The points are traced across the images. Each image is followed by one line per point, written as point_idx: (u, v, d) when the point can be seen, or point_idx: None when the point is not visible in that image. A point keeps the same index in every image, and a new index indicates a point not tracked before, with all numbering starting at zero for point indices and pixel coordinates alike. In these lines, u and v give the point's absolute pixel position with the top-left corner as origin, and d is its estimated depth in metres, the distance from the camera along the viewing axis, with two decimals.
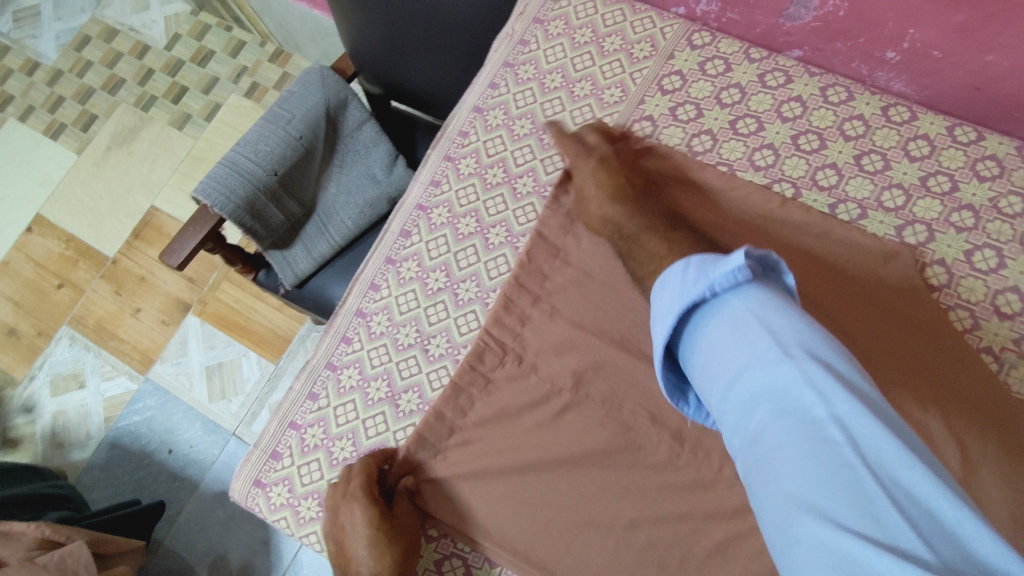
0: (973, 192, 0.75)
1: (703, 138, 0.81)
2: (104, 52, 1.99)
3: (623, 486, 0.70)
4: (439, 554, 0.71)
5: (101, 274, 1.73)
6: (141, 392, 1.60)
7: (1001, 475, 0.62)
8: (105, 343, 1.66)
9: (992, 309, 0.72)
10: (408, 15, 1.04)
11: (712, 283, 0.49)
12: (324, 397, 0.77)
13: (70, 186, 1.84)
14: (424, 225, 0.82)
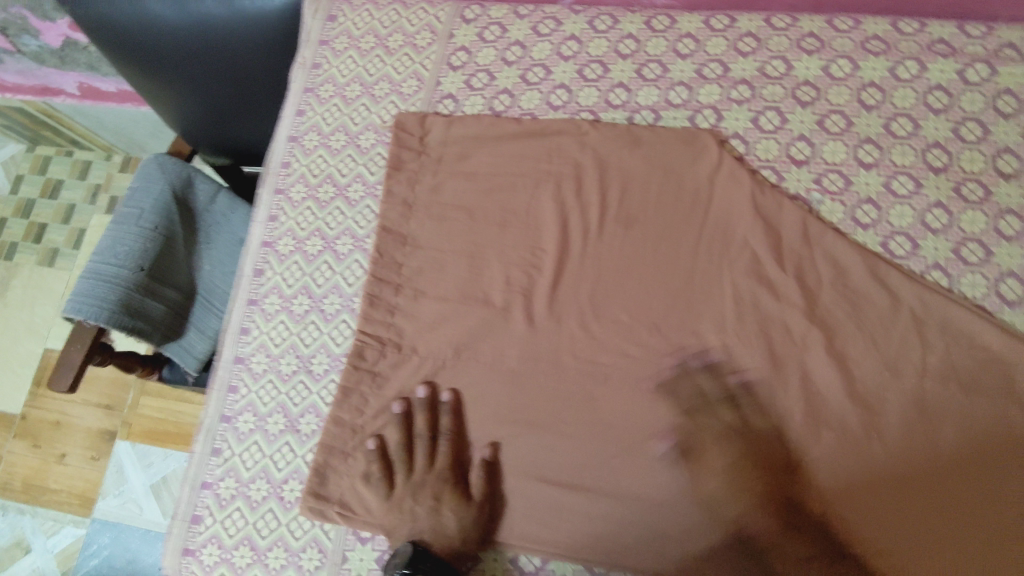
0: (742, 67, 0.82)
1: (502, 98, 0.86)
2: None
3: (529, 422, 0.75)
4: (378, 550, 0.73)
5: (13, 433, 1.66)
6: (91, 534, 1.54)
7: (846, 310, 0.74)
8: (38, 499, 1.59)
9: (788, 160, 0.79)
10: (212, 77, 1.06)
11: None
12: (227, 449, 0.78)
13: None
14: (274, 259, 0.84)
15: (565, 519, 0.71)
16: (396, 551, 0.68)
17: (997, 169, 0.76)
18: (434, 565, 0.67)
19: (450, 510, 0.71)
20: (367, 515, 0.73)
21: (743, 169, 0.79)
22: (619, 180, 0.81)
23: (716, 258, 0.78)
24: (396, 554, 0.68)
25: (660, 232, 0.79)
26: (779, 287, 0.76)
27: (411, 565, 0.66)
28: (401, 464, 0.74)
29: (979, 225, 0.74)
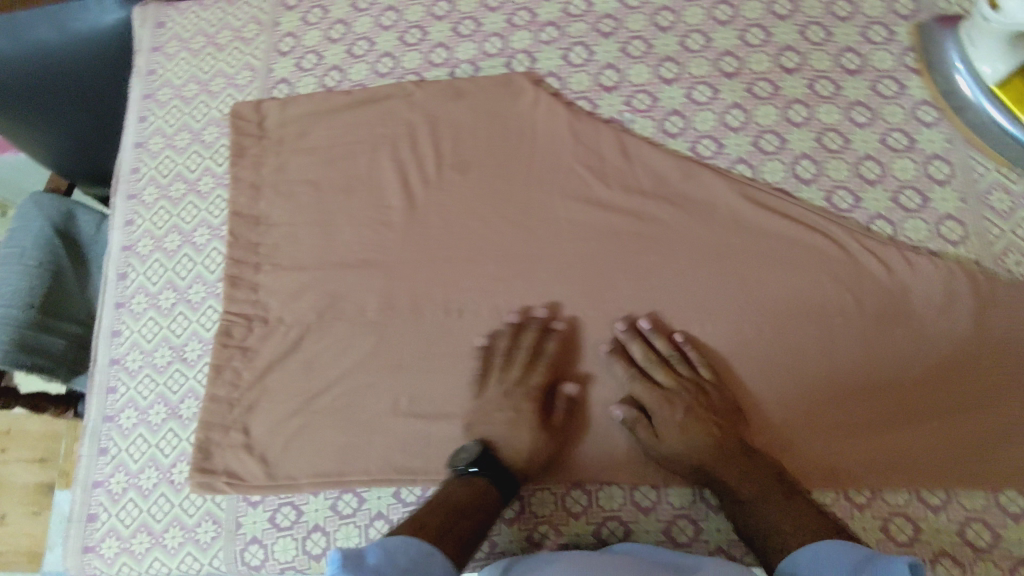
0: (548, 11, 0.89)
1: (332, 74, 0.90)
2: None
3: (394, 365, 0.79)
4: (269, 511, 0.77)
5: None
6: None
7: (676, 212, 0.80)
8: None
9: (600, 87, 0.85)
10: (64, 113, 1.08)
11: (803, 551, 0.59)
12: (113, 446, 0.80)
13: None
14: (135, 260, 0.87)
15: (435, 450, 0.76)
16: (465, 448, 0.71)
17: (781, 65, 0.83)
18: (489, 473, 0.69)
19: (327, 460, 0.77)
20: (253, 478, 0.77)
21: (559, 101, 0.84)
22: (449, 131, 0.85)
23: (547, 186, 0.82)
24: (465, 450, 0.71)
25: (495, 169, 0.84)
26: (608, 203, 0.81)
27: (474, 462, 0.69)
28: (277, 422, 0.79)
29: (772, 118, 0.82)
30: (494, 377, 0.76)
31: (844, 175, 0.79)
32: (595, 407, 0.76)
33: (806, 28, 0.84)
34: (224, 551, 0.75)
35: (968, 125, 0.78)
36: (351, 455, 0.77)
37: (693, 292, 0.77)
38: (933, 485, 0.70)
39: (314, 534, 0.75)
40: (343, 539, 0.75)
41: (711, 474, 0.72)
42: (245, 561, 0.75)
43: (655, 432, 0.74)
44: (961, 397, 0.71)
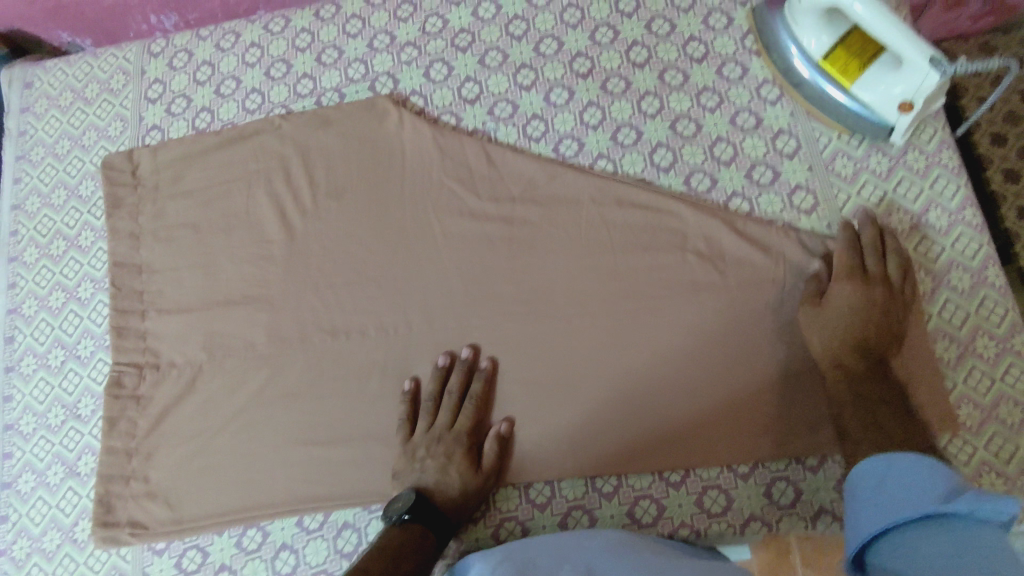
0: (406, 32, 0.91)
1: (202, 116, 0.92)
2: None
3: (285, 396, 0.79)
4: (176, 557, 0.76)
5: None
6: None
7: (544, 211, 0.82)
8: None
9: (462, 100, 0.88)
10: None
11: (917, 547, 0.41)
12: (12, 513, 0.79)
13: None
14: (21, 323, 0.87)
15: (336, 474, 0.76)
16: (398, 497, 0.69)
17: (631, 61, 0.86)
18: (428, 515, 0.68)
19: (229, 495, 0.76)
20: (153, 526, 0.76)
21: (423, 118, 0.87)
22: (321, 160, 0.87)
23: (420, 201, 0.84)
24: (398, 499, 0.69)
25: (368, 191, 0.86)
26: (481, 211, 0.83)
27: (409, 510, 0.67)
28: (180, 468, 0.78)
29: (628, 112, 0.84)
30: (421, 429, 0.75)
31: (701, 159, 0.82)
32: (481, 413, 0.76)
33: (651, 23, 0.87)
34: None
35: (807, 99, 0.80)
36: (242, 493, 0.76)
37: (567, 288, 0.79)
38: (825, 449, 0.71)
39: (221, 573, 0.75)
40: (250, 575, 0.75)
41: (619, 463, 0.74)
42: None
43: (561, 429, 0.75)
44: None
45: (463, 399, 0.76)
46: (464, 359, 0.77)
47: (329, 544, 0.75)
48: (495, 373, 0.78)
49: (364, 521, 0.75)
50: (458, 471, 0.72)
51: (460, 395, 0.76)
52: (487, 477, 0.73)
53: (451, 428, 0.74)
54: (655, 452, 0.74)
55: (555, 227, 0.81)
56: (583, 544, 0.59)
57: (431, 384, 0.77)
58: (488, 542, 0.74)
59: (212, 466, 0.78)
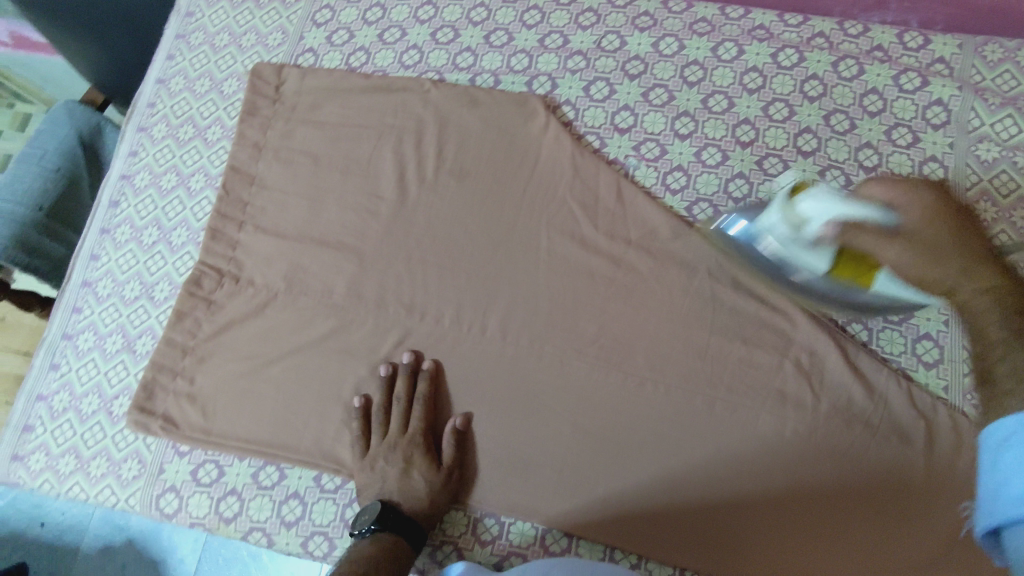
0: (581, 40, 0.89)
1: (358, 54, 0.91)
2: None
3: (345, 351, 0.80)
4: (193, 464, 0.77)
5: None
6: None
7: (655, 266, 0.79)
8: None
9: (612, 127, 0.85)
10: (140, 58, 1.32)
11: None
12: (64, 365, 0.82)
13: None
14: (130, 191, 0.88)
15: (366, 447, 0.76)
16: (364, 509, 0.70)
17: (796, 146, 0.82)
18: (397, 522, 0.68)
19: (258, 427, 0.77)
20: (181, 431, 0.78)
21: (569, 132, 0.84)
22: (456, 138, 0.86)
23: (537, 212, 0.82)
24: (364, 512, 0.69)
25: (490, 184, 0.84)
26: (592, 243, 0.81)
27: (378, 523, 0.68)
28: (224, 384, 0.79)
29: (774, 197, 0.80)
30: (376, 440, 0.75)
31: None
32: (432, 412, 0.77)
33: (831, 115, 0.82)
34: (141, 492, 0.77)
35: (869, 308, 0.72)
36: (275, 432, 0.77)
37: (652, 353, 0.76)
38: None
39: (229, 497, 0.76)
40: (255, 509, 0.75)
41: (642, 543, 0.70)
42: (158, 506, 0.76)
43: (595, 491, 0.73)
44: (915, 537, 0.68)
45: (410, 402, 0.76)
46: (406, 364, 0.78)
47: (336, 510, 0.75)
48: (439, 371, 0.78)
49: None
50: (419, 472, 0.73)
51: (405, 397, 0.76)
52: (450, 475, 0.73)
53: (404, 432, 0.75)
54: (687, 548, 0.70)
55: (661, 287, 0.78)
56: None
57: (380, 394, 0.77)
58: (470, 542, 0.74)
59: (255, 396, 0.78)
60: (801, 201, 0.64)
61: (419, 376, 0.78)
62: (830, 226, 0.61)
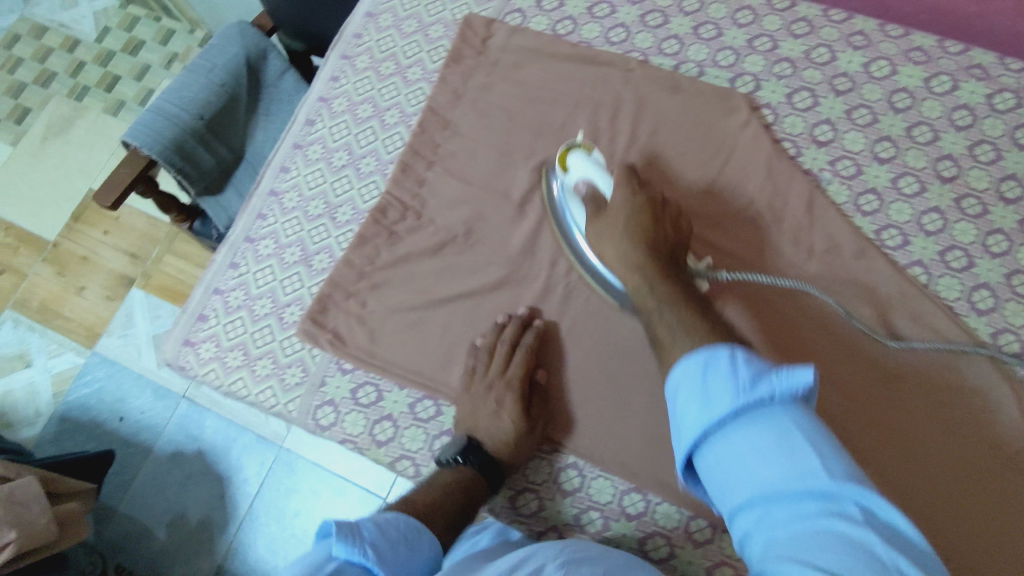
0: (790, 47, 0.88)
1: (565, 23, 0.93)
2: (67, 62, 2.17)
3: (514, 304, 0.81)
4: (353, 384, 0.80)
5: (98, 281, 1.91)
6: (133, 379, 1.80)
7: (835, 282, 0.79)
8: (78, 337, 1.85)
9: (810, 139, 0.85)
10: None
11: (775, 387, 0.48)
12: (244, 265, 0.86)
13: (36, 182, 2.04)
14: (326, 113, 0.91)
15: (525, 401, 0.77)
16: (451, 441, 0.76)
17: (999, 192, 0.80)
18: (480, 460, 0.74)
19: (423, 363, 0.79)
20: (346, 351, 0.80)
21: (768, 135, 0.84)
22: (652, 120, 0.86)
23: (722, 206, 0.83)
24: (452, 443, 0.76)
25: (679, 171, 0.85)
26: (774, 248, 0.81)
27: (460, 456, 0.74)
28: (394, 314, 0.81)
29: (969, 237, 0.79)
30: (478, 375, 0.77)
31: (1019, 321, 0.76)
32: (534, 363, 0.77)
33: None
34: (301, 399, 0.80)
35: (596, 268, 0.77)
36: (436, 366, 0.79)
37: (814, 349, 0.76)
38: None
39: (385, 422, 0.78)
40: (409, 438, 0.78)
41: None
42: (315, 417, 0.79)
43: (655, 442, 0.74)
44: None
45: (515, 349, 0.77)
46: (521, 316, 0.79)
47: None
48: (550, 329, 0.79)
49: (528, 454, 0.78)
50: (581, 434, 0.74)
51: (511, 342, 0.77)
52: (535, 425, 0.75)
53: (503, 374, 0.75)
54: None
55: (839, 303, 0.78)
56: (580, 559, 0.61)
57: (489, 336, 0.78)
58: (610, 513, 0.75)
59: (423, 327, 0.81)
60: (572, 156, 0.80)
61: (529, 328, 0.78)
62: (583, 183, 0.78)
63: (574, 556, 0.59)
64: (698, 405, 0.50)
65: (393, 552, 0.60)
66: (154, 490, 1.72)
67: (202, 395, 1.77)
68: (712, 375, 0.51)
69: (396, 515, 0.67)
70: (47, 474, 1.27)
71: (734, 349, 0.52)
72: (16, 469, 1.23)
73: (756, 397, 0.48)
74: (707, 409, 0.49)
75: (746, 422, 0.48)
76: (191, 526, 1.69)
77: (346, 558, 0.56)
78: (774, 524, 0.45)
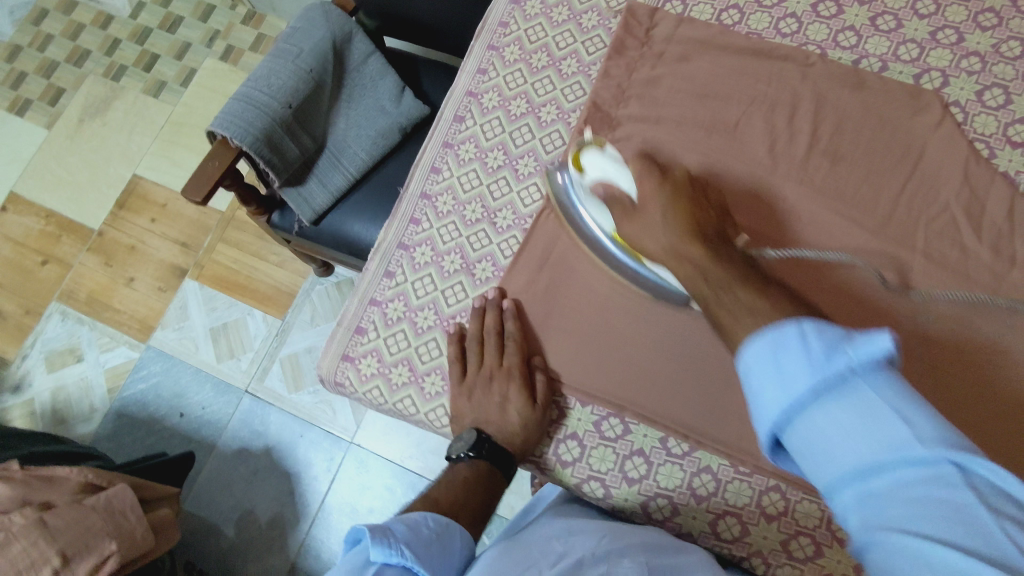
0: (978, 40, 0.82)
1: (731, 12, 0.87)
2: (101, 39, 2.07)
3: None
4: None
5: (146, 271, 1.83)
6: (188, 372, 1.73)
7: None
8: (128, 329, 1.78)
9: (1005, 139, 0.79)
10: None
11: (855, 357, 0.45)
12: (400, 274, 0.80)
13: (71, 166, 1.94)
14: (477, 109, 0.86)
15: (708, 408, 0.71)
16: (459, 436, 0.73)
17: None
18: (493, 452, 0.71)
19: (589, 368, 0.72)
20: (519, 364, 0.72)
21: (961, 135, 0.79)
22: (835, 117, 0.81)
23: (917, 209, 0.77)
24: (460, 438, 0.73)
25: (869, 170, 0.79)
26: (982, 253, 0.74)
27: (473, 452, 0.71)
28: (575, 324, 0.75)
29: None
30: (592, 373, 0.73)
31: None
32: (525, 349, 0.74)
33: None
34: None
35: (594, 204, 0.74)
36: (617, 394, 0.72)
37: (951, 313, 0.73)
38: None
39: (569, 441, 0.75)
40: (597, 458, 0.74)
41: None
42: None
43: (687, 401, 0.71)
44: None
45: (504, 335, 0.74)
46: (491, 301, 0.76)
47: (684, 476, 0.72)
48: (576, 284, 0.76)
49: (726, 475, 0.71)
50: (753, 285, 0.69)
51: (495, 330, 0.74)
52: (544, 413, 0.72)
53: (501, 363, 0.73)
54: None
55: None
56: (634, 543, 0.64)
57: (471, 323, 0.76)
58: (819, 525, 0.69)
59: (580, 344, 0.74)
60: (586, 156, 0.73)
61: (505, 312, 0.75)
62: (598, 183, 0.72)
63: (610, 546, 0.63)
64: (776, 386, 0.47)
65: (428, 553, 0.58)
66: (219, 487, 1.64)
67: (264, 390, 1.70)
68: (784, 356, 0.48)
69: (420, 514, 0.64)
70: (137, 480, 1.22)
71: (802, 324, 0.49)
72: (107, 476, 1.16)
73: (835, 372, 0.45)
74: (785, 384, 0.47)
75: (830, 397, 0.45)
76: (259, 525, 1.61)
77: (386, 562, 0.55)
78: (884, 496, 0.42)
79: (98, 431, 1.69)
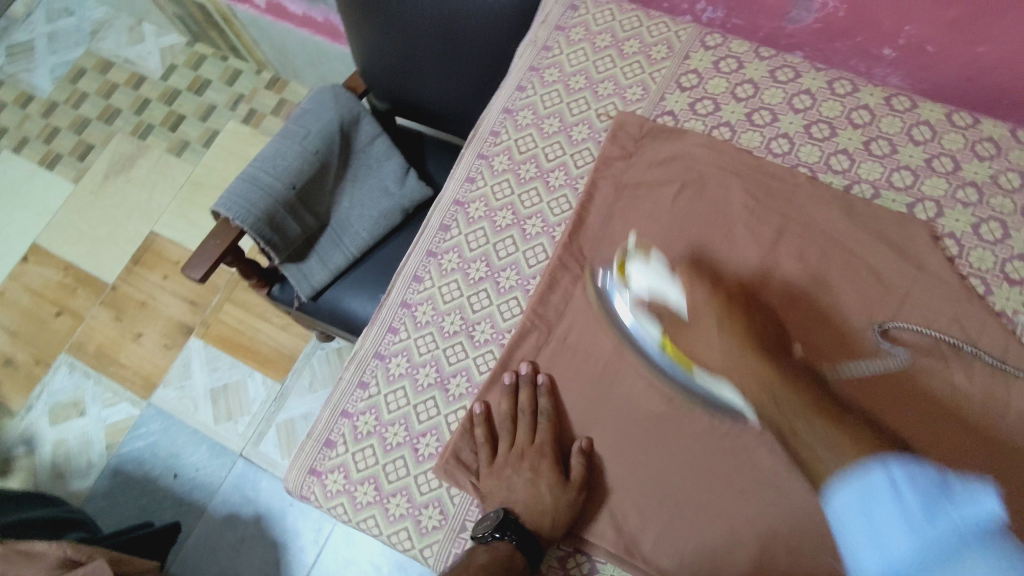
0: (975, 170, 0.81)
1: (722, 130, 0.87)
2: (131, 99, 2.15)
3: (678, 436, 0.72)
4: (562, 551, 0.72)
5: (155, 327, 1.86)
6: (185, 431, 1.74)
7: None
8: (132, 385, 1.80)
9: (1002, 276, 0.76)
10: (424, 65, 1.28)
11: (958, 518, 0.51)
12: (374, 385, 0.80)
13: (91, 220, 2.00)
14: (462, 219, 0.87)
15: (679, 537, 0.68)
16: (487, 515, 0.68)
17: None
18: (517, 534, 0.66)
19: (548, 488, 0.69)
20: (550, 446, 0.71)
21: (953, 267, 0.76)
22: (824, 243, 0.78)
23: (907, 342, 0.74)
24: (487, 518, 0.68)
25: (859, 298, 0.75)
26: None
27: (500, 530, 0.66)
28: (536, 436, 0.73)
29: None
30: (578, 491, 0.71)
31: None
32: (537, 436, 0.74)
33: None
34: (438, 546, 0.72)
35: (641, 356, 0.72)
36: (613, 517, 0.70)
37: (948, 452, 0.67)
38: None
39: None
40: None
41: None
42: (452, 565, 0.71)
43: (679, 523, 0.69)
44: None
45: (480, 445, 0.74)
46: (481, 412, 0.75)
47: None
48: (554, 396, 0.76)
49: None
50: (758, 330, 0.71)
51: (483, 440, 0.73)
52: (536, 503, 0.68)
53: (534, 442, 0.72)
54: None
55: None
56: None
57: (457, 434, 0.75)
58: None
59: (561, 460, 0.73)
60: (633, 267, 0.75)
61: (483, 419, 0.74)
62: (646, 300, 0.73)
63: None
64: (868, 534, 0.53)
65: None
66: (206, 553, 1.62)
67: (259, 454, 1.70)
68: (876, 508, 0.53)
69: None
70: (116, 555, 1.20)
71: (890, 468, 0.54)
72: (86, 550, 1.13)
73: (939, 534, 0.50)
74: (881, 543, 0.52)
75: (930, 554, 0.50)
76: None
77: None
78: None
79: (92, 488, 1.70)
